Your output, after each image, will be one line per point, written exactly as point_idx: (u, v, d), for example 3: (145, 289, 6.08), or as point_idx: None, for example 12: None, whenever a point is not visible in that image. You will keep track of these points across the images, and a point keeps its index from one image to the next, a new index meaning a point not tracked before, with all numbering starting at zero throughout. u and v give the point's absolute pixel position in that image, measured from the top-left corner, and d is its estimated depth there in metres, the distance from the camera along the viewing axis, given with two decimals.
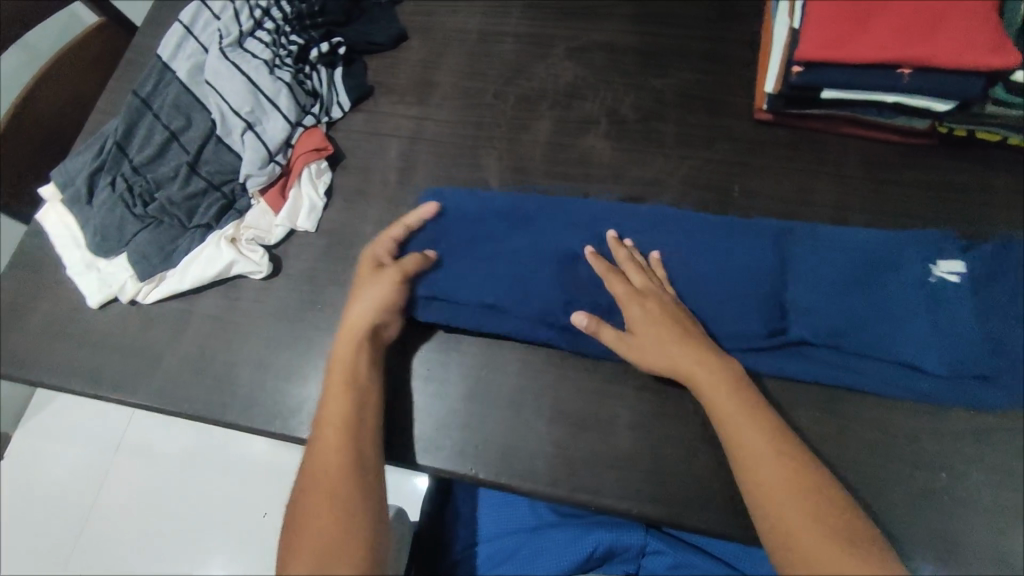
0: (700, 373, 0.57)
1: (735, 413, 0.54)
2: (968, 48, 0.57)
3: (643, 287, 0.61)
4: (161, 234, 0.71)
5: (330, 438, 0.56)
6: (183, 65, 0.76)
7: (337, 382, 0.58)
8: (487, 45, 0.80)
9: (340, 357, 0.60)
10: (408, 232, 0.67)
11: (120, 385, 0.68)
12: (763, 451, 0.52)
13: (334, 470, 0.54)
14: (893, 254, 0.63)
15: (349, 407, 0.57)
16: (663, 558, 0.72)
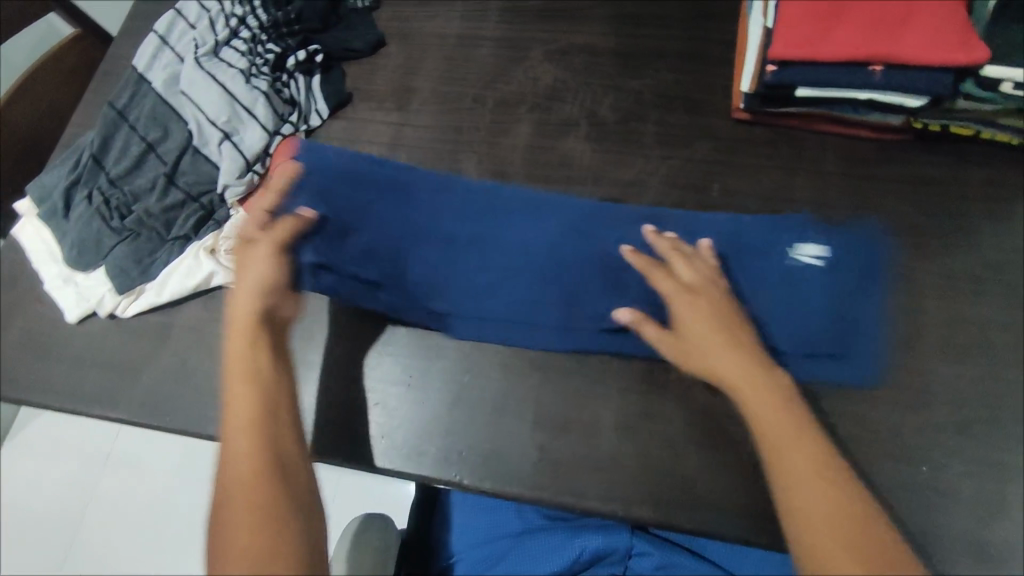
0: (743, 376, 0.55)
1: (777, 419, 0.53)
2: (936, 47, 0.58)
3: (692, 281, 0.60)
4: (140, 247, 0.70)
5: (240, 429, 0.53)
6: (159, 75, 0.75)
7: (239, 373, 0.55)
8: (465, 50, 0.80)
9: (237, 341, 0.57)
10: (278, 198, 0.65)
11: (100, 399, 0.67)
12: (803, 464, 0.51)
13: (249, 462, 0.51)
14: (761, 237, 0.64)
15: (253, 393, 0.54)
16: (650, 559, 0.71)
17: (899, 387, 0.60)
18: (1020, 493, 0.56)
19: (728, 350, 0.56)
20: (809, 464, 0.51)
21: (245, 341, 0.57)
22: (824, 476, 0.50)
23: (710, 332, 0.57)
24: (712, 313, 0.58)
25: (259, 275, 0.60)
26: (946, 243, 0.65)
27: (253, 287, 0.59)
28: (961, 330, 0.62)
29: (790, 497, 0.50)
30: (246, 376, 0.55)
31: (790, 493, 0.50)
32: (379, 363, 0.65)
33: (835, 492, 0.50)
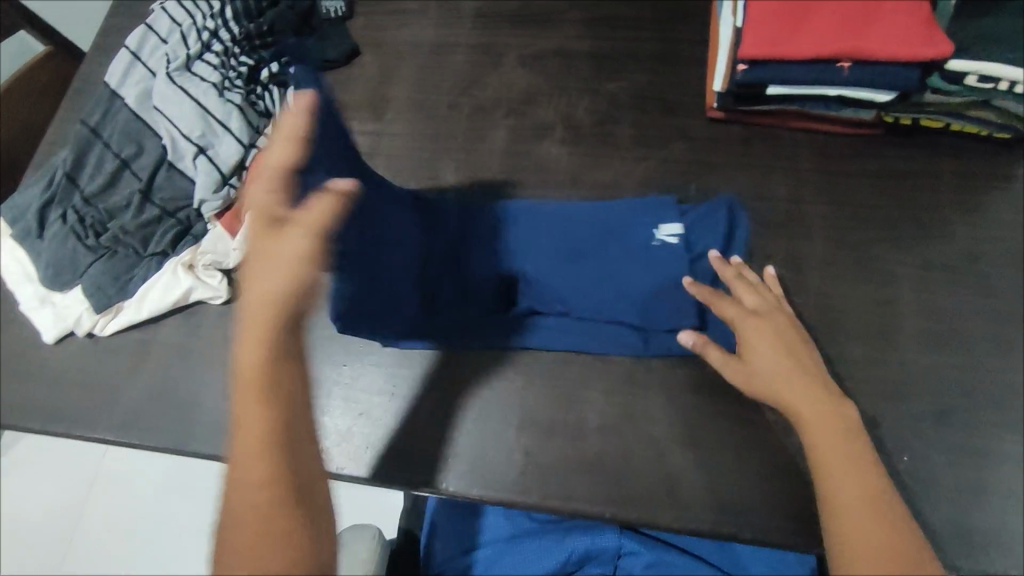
0: (807, 403, 0.54)
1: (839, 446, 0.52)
2: (899, 42, 0.59)
3: (757, 308, 0.60)
4: (117, 264, 0.69)
5: (252, 447, 0.48)
6: (132, 92, 0.74)
7: (254, 380, 0.49)
8: (440, 57, 0.80)
9: (253, 340, 0.49)
10: (306, 156, 0.50)
11: (82, 420, 0.67)
12: (860, 492, 0.51)
13: (261, 483, 0.48)
14: (617, 223, 0.67)
15: (270, 406, 0.49)
16: (639, 558, 0.72)
17: (878, 378, 0.61)
18: (1000, 479, 0.57)
19: (794, 373, 0.56)
20: (865, 492, 0.51)
21: (262, 342, 0.49)
22: (878, 505, 0.50)
23: (776, 355, 0.57)
24: (777, 339, 0.58)
25: (280, 265, 0.48)
26: (921, 235, 0.66)
27: (273, 274, 0.48)
28: (938, 319, 0.63)
29: (841, 520, 0.50)
30: (264, 382, 0.49)
31: (841, 516, 0.50)
32: (362, 373, 0.65)
33: (889, 521, 0.49)
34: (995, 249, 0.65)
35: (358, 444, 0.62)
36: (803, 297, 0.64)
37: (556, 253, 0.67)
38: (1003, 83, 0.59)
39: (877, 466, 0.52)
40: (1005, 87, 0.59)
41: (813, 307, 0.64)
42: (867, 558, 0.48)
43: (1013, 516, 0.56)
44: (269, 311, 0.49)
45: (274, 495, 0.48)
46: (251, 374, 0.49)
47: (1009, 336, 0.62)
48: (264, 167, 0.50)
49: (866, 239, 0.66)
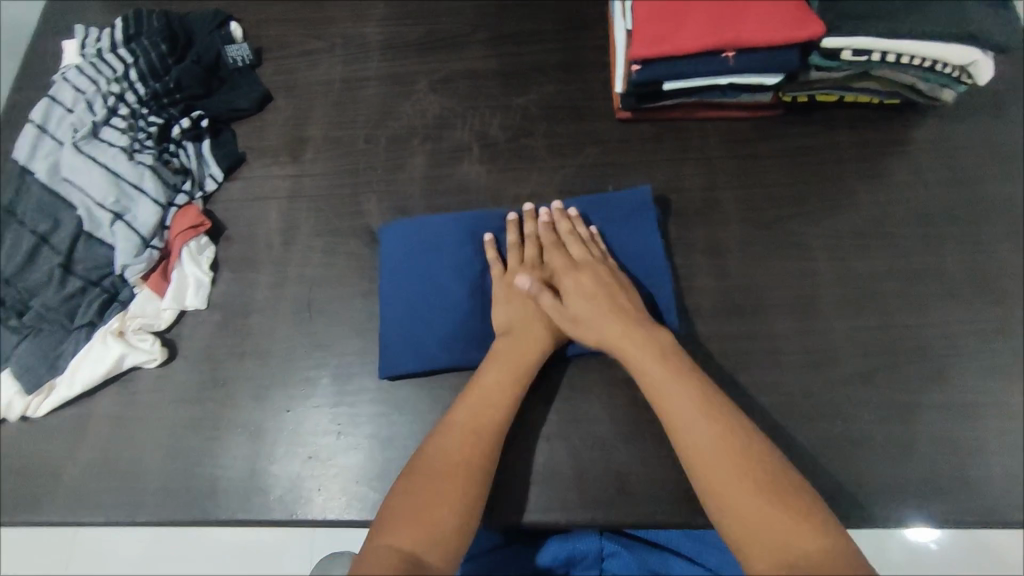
0: (627, 345, 0.59)
1: (660, 384, 0.56)
2: (778, 28, 0.62)
3: (583, 261, 0.64)
4: (44, 342, 0.67)
5: (467, 426, 0.57)
6: (40, 165, 0.72)
7: (504, 378, 0.59)
8: (351, 92, 0.81)
9: (502, 355, 0.61)
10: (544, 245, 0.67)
11: (26, 505, 0.65)
12: (721, 450, 0.52)
13: (465, 460, 0.55)
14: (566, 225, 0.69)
15: (498, 406, 0.58)
16: (624, 560, 0.65)
17: (803, 349, 0.63)
18: (929, 427, 0.60)
19: (618, 320, 0.60)
20: (728, 448, 0.52)
21: (514, 360, 0.60)
22: (742, 456, 0.51)
23: (605, 297, 0.62)
24: (601, 283, 0.63)
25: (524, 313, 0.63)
26: (828, 206, 0.69)
27: (543, 318, 0.63)
28: (855, 284, 0.65)
29: (709, 473, 0.51)
30: (504, 386, 0.59)
31: (709, 470, 0.52)
32: (306, 417, 0.65)
33: (731, 439, 0.52)
34: (901, 210, 0.68)
35: (312, 487, 0.63)
36: (725, 280, 0.66)
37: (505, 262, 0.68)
38: (876, 55, 0.62)
39: (736, 418, 0.54)
40: (878, 58, 0.62)
41: (735, 289, 0.66)
42: (741, 514, 0.49)
43: (943, 462, 0.58)
44: (516, 350, 0.61)
45: (469, 479, 0.54)
46: (501, 374, 0.60)
47: (922, 292, 0.64)
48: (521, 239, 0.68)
49: (779, 216, 0.69)
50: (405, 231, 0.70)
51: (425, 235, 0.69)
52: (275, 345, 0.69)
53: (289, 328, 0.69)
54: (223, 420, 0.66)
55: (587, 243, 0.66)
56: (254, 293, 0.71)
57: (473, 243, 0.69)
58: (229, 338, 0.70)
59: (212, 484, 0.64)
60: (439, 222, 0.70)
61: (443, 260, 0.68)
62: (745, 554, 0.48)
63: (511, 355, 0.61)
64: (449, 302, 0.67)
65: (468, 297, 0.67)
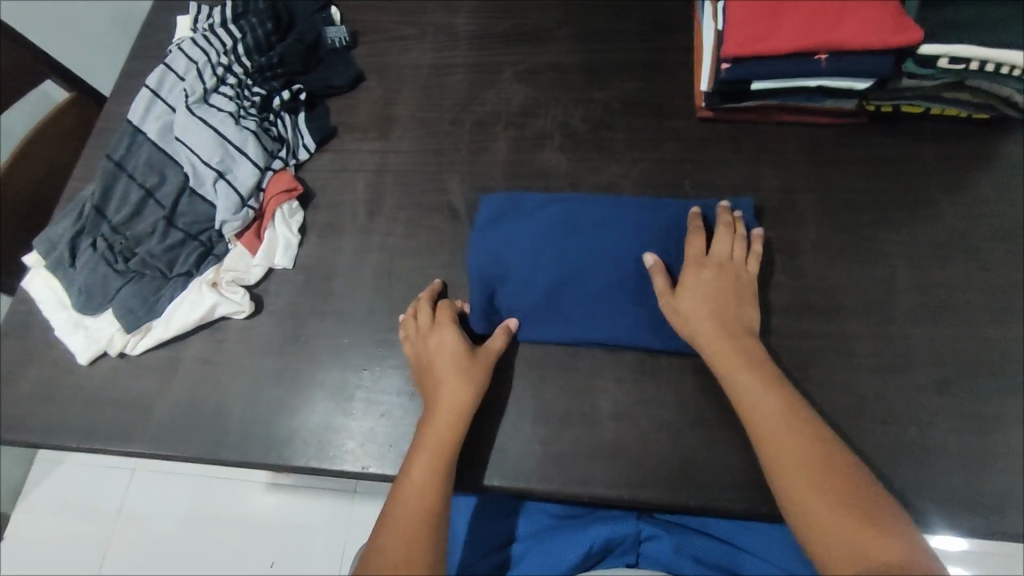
0: (724, 350, 0.60)
1: (756, 391, 0.57)
2: (872, 31, 0.63)
3: (719, 256, 0.65)
4: (144, 287, 0.73)
5: (405, 524, 0.57)
6: (153, 127, 0.78)
7: (429, 466, 0.59)
8: (440, 78, 0.84)
9: (422, 443, 0.60)
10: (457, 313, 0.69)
11: (117, 436, 0.70)
12: (801, 455, 0.54)
13: (414, 557, 0.55)
14: (659, 214, 0.70)
15: (429, 500, 0.57)
16: (661, 543, 0.70)
17: (877, 354, 0.63)
18: (1004, 441, 0.59)
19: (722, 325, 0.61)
20: (808, 456, 0.53)
21: (432, 442, 0.60)
22: (822, 464, 0.53)
23: (715, 299, 0.62)
24: (718, 281, 0.63)
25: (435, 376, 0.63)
26: (910, 215, 0.69)
27: (446, 381, 0.62)
28: (935, 293, 0.65)
29: (791, 480, 0.53)
30: (433, 472, 0.58)
31: (790, 476, 0.53)
32: (382, 377, 0.68)
33: (821, 450, 0.54)
34: (986, 223, 0.67)
35: (384, 443, 0.66)
36: (800, 279, 0.67)
37: (599, 238, 0.69)
38: (975, 63, 0.63)
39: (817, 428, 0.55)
40: (976, 67, 0.64)
41: (810, 288, 0.66)
42: (818, 526, 0.51)
43: (1019, 476, 0.58)
44: (434, 435, 0.60)
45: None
46: (425, 463, 0.59)
47: (1004, 307, 0.64)
48: (429, 307, 0.68)
49: (859, 222, 0.69)
50: (503, 208, 0.72)
51: (521, 211, 0.72)
52: (355, 308, 0.72)
53: (369, 293, 0.73)
54: (303, 374, 0.70)
55: (737, 238, 0.66)
56: (338, 259, 0.75)
57: (565, 217, 0.71)
58: (313, 297, 0.73)
59: (289, 432, 0.67)
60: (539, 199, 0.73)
61: (535, 231, 0.70)
62: (827, 567, 0.50)
63: (430, 438, 0.60)
64: (529, 274, 0.69)
65: (557, 267, 0.68)
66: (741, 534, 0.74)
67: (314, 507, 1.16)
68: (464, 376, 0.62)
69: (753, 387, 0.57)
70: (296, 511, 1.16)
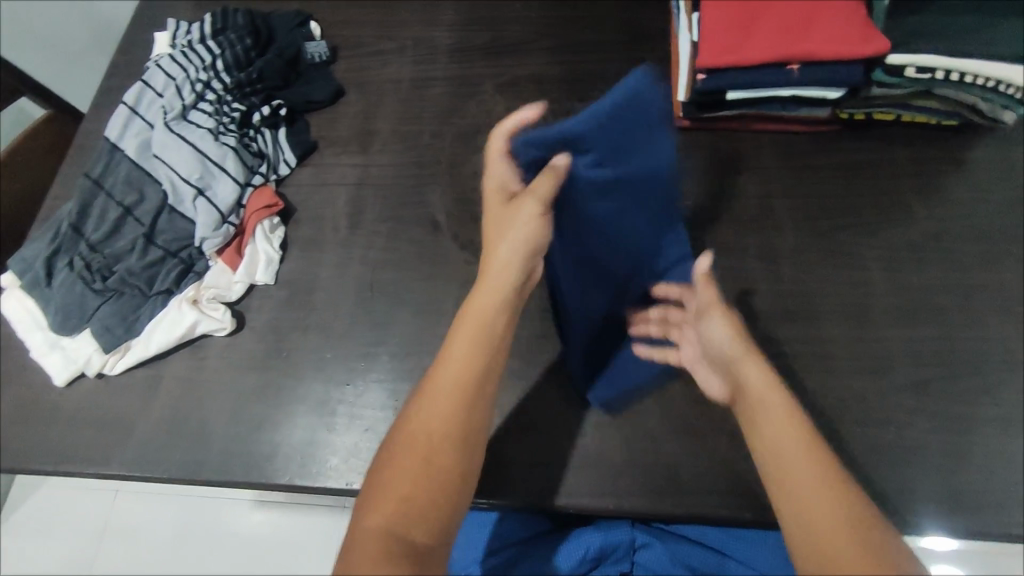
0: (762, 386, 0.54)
1: (791, 435, 0.51)
2: (842, 43, 0.65)
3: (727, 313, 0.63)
4: (122, 305, 0.72)
5: (434, 419, 0.52)
6: (132, 144, 0.78)
7: (468, 348, 0.55)
8: (420, 91, 0.85)
9: (464, 323, 0.56)
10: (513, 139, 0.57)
11: (97, 458, 0.68)
12: (827, 493, 0.48)
13: (439, 454, 0.51)
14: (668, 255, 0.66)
15: (468, 385, 0.53)
16: (654, 551, 0.70)
17: (856, 357, 0.64)
18: (980, 439, 0.60)
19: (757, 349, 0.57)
20: (818, 475, 0.49)
21: (474, 323, 0.56)
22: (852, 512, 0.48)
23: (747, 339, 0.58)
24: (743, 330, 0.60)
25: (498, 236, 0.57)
26: (885, 220, 0.70)
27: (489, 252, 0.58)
28: (910, 296, 0.66)
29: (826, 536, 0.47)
30: (472, 354, 0.54)
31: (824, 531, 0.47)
32: (366, 392, 0.68)
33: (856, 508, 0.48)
34: (957, 225, 0.69)
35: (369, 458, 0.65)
36: (779, 285, 0.68)
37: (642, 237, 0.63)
38: (940, 73, 0.65)
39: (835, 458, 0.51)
40: (941, 75, 0.65)
41: (789, 294, 0.67)
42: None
43: (995, 473, 0.59)
44: (476, 313, 0.56)
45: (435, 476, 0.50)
46: (458, 363, 0.54)
47: (978, 307, 0.65)
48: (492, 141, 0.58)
49: (834, 226, 0.70)
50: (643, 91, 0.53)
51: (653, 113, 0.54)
52: (338, 322, 0.72)
53: (352, 306, 0.72)
54: (287, 390, 0.69)
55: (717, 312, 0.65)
56: (320, 272, 0.75)
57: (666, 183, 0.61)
58: (294, 312, 0.73)
59: (272, 449, 0.66)
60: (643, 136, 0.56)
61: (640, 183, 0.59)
62: None
63: (473, 317, 0.56)
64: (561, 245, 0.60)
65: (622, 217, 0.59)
66: (732, 543, 0.73)
67: (305, 524, 1.15)
68: (526, 231, 0.56)
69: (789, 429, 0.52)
70: (285, 528, 1.15)
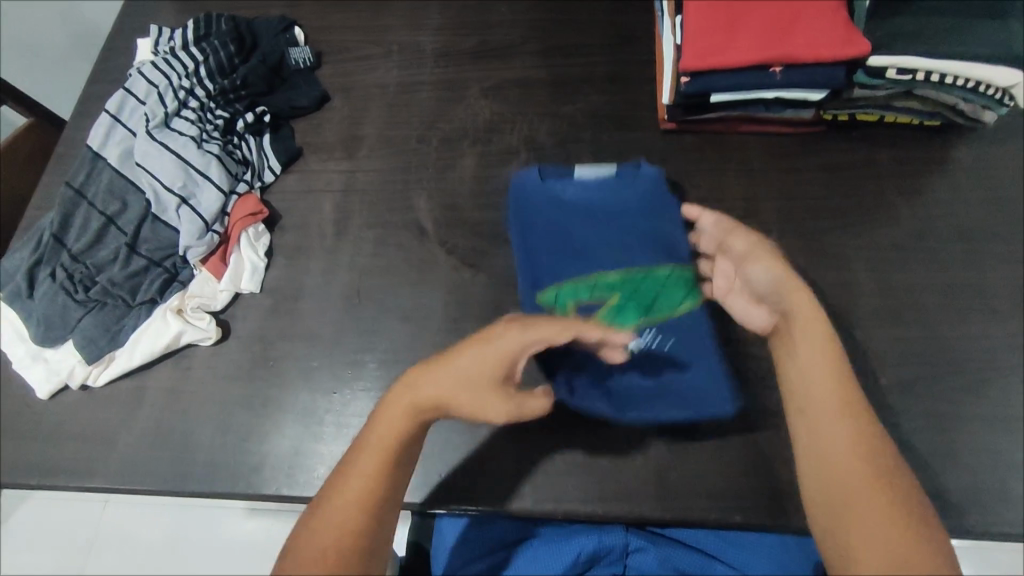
0: (807, 342, 0.58)
1: (827, 386, 0.56)
2: (825, 45, 0.65)
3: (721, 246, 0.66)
4: (106, 316, 0.71)
5: (348, 508, 0.54)
6: (114, 153, 0.77)
7: (378, 463, 0.55)
8: (406, 95, 0.84)
9: (374, 436, 0.56)
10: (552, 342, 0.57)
11: (81, 471, 0.68)
12: (847, 439, 0.54)
13: (348, 546, 0.53)
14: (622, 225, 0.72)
15: (371, 495, 0.55)
16: (647, 556, 0.70)
17: (842, 357, 0.64)
18: (965, 439, 0.60)
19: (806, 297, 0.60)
20: (851, 446, 0.54)
21: (381, 443, 0.56)
22: (869, 457, 0.54)
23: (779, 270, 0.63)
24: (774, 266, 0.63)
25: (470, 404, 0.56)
26: (868, 220, 0.70)
27: (444, 373, 0.56)
28: (894, 295, 0.66)
29: (839, 476, 0.54)
30: (381, 467, 0.55)
31: (839, 472, 0.54)
32: (353, 400, 0.68)
33: (876, 456, 0.54)
34: (940, 225, 0.69)
35: None
36: None
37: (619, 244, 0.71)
38: (921, 74, 0.65)
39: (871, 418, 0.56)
40: (922, 77, 0.66)
41: None
42: (863, 526, 0.51)
43: (980, 472, 0.59)
44: (385, 433, 0.56)
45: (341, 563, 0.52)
46: (387, 449, 0.55)
47: (961, 306, 0.66)
48: (541, 322, 0.57)
49: (819, 227, 0.70)
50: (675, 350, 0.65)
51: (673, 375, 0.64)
52: (325, 330, 0.71)
53: (339, 314, 0.72)
54: (273, 398, 0.69)
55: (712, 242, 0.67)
56: (307, 279, 0.74)
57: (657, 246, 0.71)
58: (281, 320, 0.73)
59: (259, 459, 0.66)
60: (672, 408, 0.62)
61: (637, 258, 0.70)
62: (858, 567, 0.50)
63: (384, 436, 0.56)
64: (581, 241, 0.71)
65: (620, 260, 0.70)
66: (729, 548, 0.73)
67: None
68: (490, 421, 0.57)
69: (823, 385, 0.56)
70: (279, 536, 1.14)
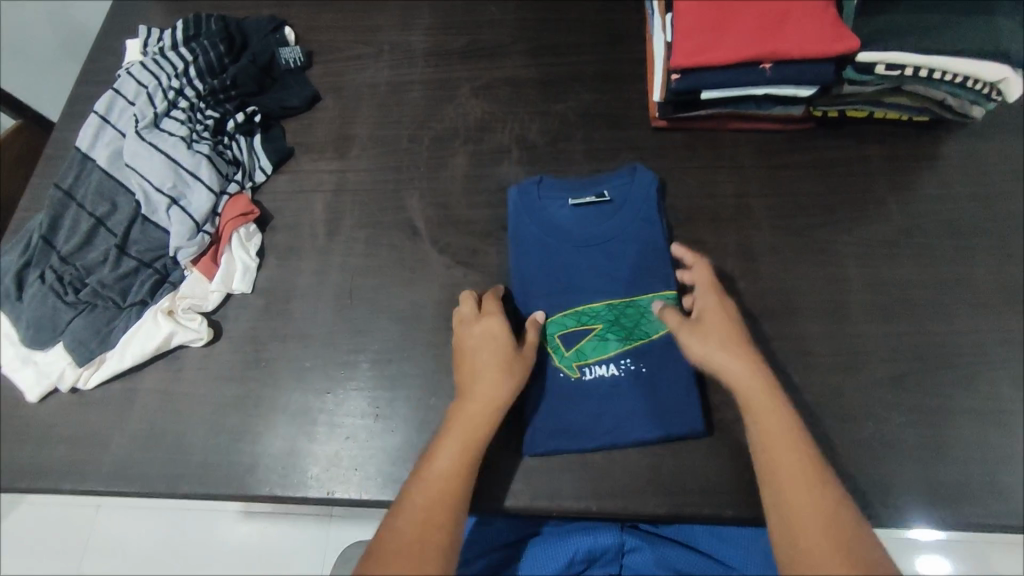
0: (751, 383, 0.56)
1: (775, 427, 0.54)
2: (816, 41, 0.65)
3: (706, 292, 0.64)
4: (96, 317, 0.70)
5: (427, 505, 0.54)
6: (103, 154, 0.76)
7: (459, 450, 0.57)
8: (397, 95, 0.84)
9: (456, 426, 0.58)
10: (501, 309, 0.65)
11: (72, 475, 0.67)
12: (802, 479, 0.51)
13: (432, 539, 0.52)
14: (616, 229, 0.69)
15: (454, 484, 0.55)
16: (642, 556, 0.71)
17: (833, 352, 0.64)
18: (956, 432, 0.61)
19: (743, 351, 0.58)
20: (807, 490, 0.51)
21: (462, 432, 0.58)
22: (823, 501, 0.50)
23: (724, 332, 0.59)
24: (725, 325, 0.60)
25: (487, 368, 0.60)
26: (858, 216, 0.71)
27: (489, 373, 0.60)
28: (884, 290, 0.67)
29: (800, 524, 0.50)
30: (461, 455, 0.57)
31: (798, 519, 0.50)
32: (346, 400, 0.68)
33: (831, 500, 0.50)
34: (929, 220, 0.70)
35: (349, 466, 0.65)
36: (757, 282, 0.68)
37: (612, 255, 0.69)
38: (909, 69, 0.66)
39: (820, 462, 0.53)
40: (910, 73, 0.66)
41: (767, 290, 0.68)
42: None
43: (971, 465, 0.59)
44: (462, 423, 0.58)
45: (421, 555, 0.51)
46: (458, 444, 0.57)
47: (950, 301, 0.66)
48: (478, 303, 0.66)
49: (810, 223, 0.71)
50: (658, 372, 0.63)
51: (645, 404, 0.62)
52: (318, 330, 0.71)
53: (331, 315, 0.72)
54: (265, 399, 0.68)
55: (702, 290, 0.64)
56: (298, 279, 0.74)
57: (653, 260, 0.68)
58: (273, 321, 0.72)
59: (252, 460, 0.66)
60: (638, 432, 0.61)
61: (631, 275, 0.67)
62: None
63: (464, 423, 0.58)
64: (570, 242, 0.69)
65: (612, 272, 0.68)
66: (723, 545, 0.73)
67: (294, 534, 1.13)
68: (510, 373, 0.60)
69: (768, 426, 0.54)
70: (275, 538, 1.13)
